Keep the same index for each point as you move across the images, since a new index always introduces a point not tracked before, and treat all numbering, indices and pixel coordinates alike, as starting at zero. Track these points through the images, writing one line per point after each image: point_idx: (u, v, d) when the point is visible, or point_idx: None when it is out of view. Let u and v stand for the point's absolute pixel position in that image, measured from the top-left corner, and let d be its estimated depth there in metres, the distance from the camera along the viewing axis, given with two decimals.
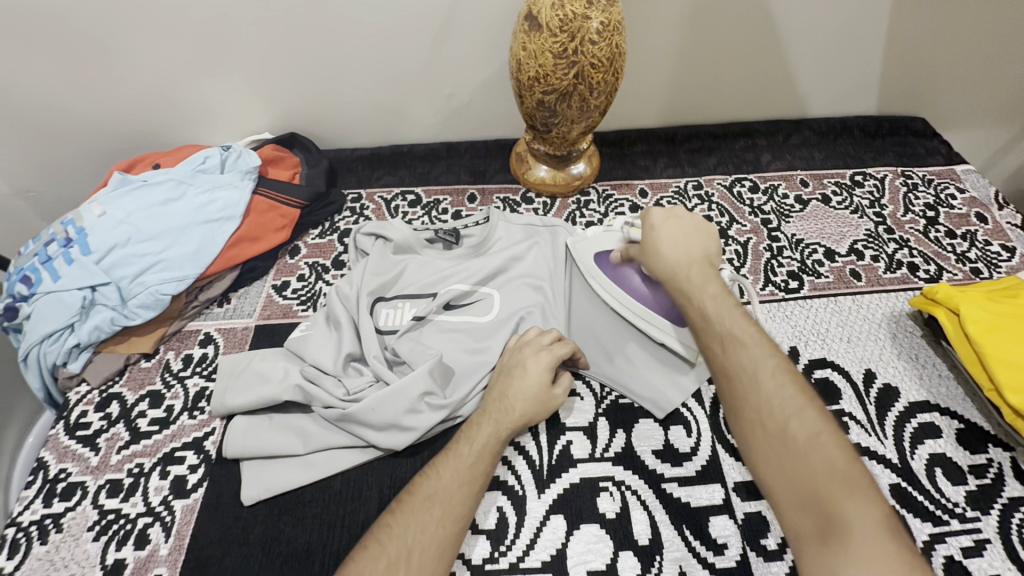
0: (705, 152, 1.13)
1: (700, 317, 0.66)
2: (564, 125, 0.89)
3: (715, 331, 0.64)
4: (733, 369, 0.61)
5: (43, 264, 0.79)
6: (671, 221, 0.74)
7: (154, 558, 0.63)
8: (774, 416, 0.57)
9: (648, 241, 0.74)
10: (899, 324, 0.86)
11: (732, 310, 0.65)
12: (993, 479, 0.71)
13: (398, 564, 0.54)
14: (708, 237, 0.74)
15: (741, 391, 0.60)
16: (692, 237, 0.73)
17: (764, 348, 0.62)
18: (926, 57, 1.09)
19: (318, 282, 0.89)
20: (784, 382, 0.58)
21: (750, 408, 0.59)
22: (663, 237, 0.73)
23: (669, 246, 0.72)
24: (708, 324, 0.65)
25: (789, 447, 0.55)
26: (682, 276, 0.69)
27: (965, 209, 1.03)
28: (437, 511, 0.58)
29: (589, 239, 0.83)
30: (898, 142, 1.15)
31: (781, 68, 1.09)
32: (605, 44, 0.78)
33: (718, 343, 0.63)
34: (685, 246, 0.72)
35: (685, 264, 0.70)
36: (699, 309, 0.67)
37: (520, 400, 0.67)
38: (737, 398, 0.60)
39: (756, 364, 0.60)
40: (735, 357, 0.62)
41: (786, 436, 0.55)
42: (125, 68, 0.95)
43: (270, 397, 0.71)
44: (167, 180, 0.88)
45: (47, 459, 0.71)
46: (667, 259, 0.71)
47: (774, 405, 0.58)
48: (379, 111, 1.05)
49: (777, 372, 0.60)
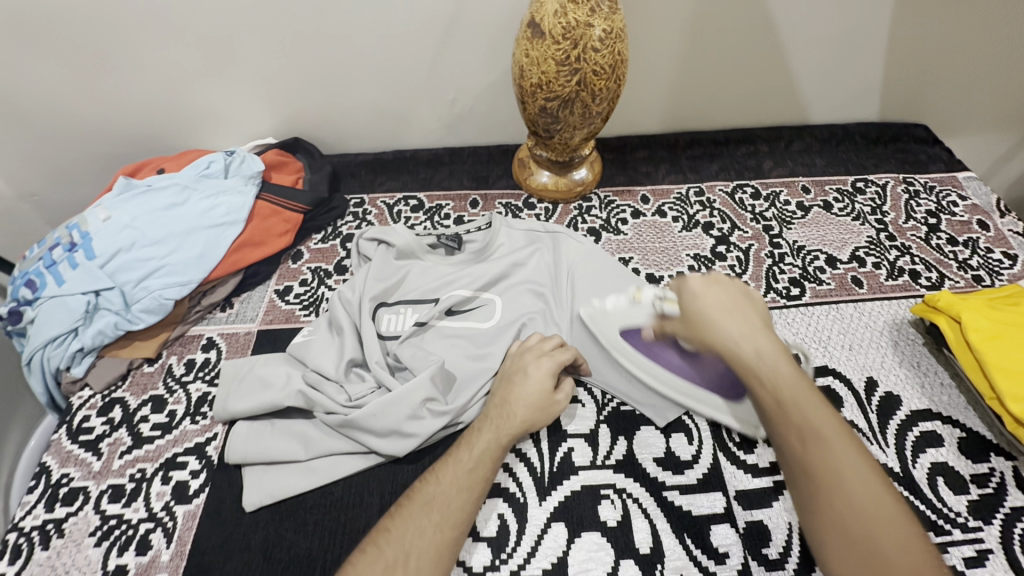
0: (707, 158, 1.13)
1: (772, 400, 0.59)
2: (566, 131, 0.89)
3: (791, 419, 0.57)
4: (815, 467, 0.54)
5: (47, 268, 0.79)
6: (716, 286, 0.69)
7: (155, 564, 0.63)
8: (865, 531, 0.50)
9: (694, 311, 0.68)
10: (901, 331, 0.86)
11: (807, 394, 0.58)
12: (995, 489, 0.71)
13: (396, 567, 0.54)
14: (758, 301, 0.68)
15: (826, 493, 0.53)
16: (747, 308, 0.67)
17: (847, 442, 0.55)
18: (928, 64, 1.09)
19: (320, 287, 0.90)
20: (871, 486, 0.52)
21: (838, 517, 0.52)
22: (715, 304, 0.67)
23: (724, 315, 0.66)
24: (782, 411, 0.58)
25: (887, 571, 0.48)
26: (749, 354, 0.62)
27: (967, 216, 1.03)
28: (435, 516, 0.58)
29: (610, 313, 0.80)
30: (900, 149, 1.15)
31: (783, 75, 1.10)
32: (607, 52, 0.78)
33: (796, 433, 0.56)
34: (742, 316, 0.66)
35: (746, 336, 0.64)
36: (770, 390, 0.60)
37: (521, 407, 0.67)
38: (820, 499, 0.53)
39: (841, 462, 0.54)
40: (817, 453, 0.55)
41: (884, 560, 0.49)
42: (130, 73, 0.96)
43: (273, 402, 0.71)
44: (171, 185, 0.88)
45: (50, 464, 0.71)
46: (725, 331, 0.65)
47: (865, 516, 0.51)
48: (382, 117, 1.06)
49: (865, 474, 0.53)
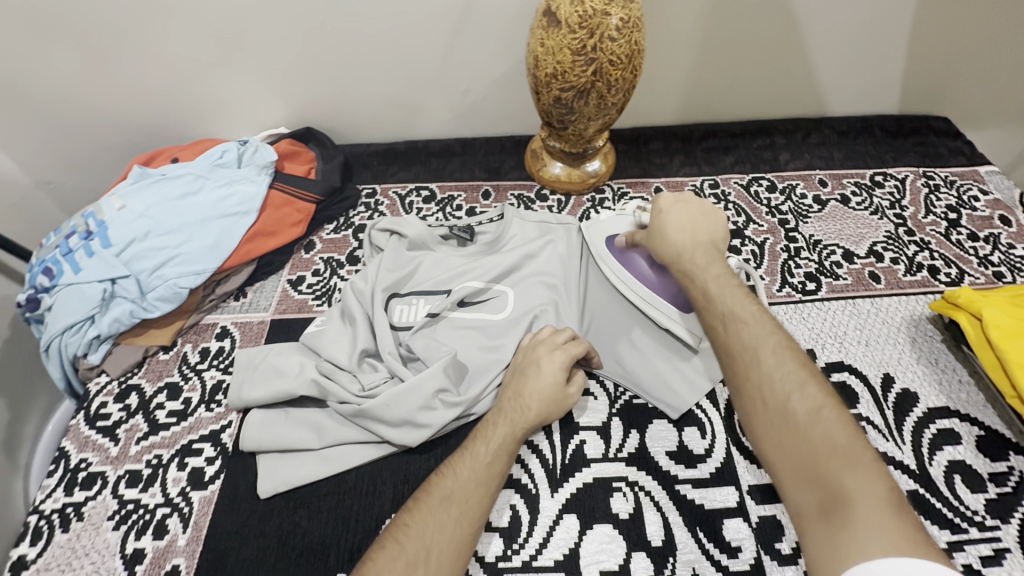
0: (722, 151, 1.12)
1: (703, 298, 0.70)
2: (581, 122, 0.88)
3: (717, 313, 0.68)
4: (735, 347, 0.64)
5: (64, 256, 0.80)
6: (679, 206, 0.78)
7: (172, 548, 0.64)
8: (773, 390, 0.59)
9: (655, 225, 0.77)
10: (919, 327, 0.85)
11: (734, 292, 0.69)
12: (1014, 488, 0.70)
13: (417, 563, 0.54)
14: (712, 222, 0.77)
15: (743, 369, 0.62)
16: (698, 223, 0.76)
17: (763, 327, 0.65)
18: (951, 55, 1.07)
19: (333, 277, 0.90)
20: (784, 360, 0.61)
21: (752, 385, 0.61)
22: (670, 220, 0.77)
23: (676, 229, 0.76)
24: (712, 307, 0.68)
25: (788, 421, 0.57)
26: (688, 258, 0.73)
27: (988, 211, 1.01)
28: (454, 510, 0.58)
29: (602, 223, 0.86)
30: (919, 142, 1.13)
31: (801, 67, 1.08)
32: (624, 41, 0.77)
33: (718, 322, 0.67)
34: (692, 232, 0.75)
35: (691, 247, 0.74)
36: (701, 292, 0.70)
37: (534, 401, 0.67)
38: (742, 377, 0.62)
39: (759, 342, 0.63)
40: (739, 338, 0.65)
41: (786, 410, 0.58)
42: (144, 62, 0.96)
43: (286, 391, 0.72)
44: (185, 174, 0.88)
45: (68, 448, 0.72)
46: (674, 243, 0.75)
47: (774, 380, 0.60)
48: (394, 106, 1.05)
49: (781, 351, 0.62)
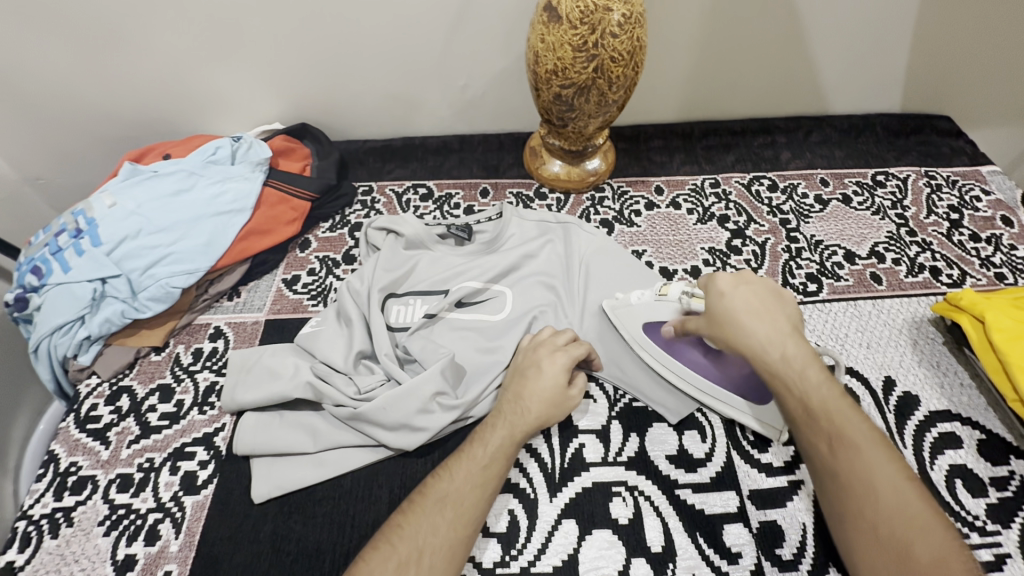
0: (723, 149, 1.10)
1: (800, 406, 0.59)
2: (581, 119, 0.87)
3: (823, 426, 0.57)
4: (845, 473, 0.55)
5: (53, 255, 0.78)
6: (745, 287, 0.66)
7: (165, 554, 0.63)
8: (892, 530, 0.51)
9: (722, 313, 0.65)
10: (920, 329, 0.85)
11: (842, 401, 0.57)
12: (1015, 493, 0.69)
13: (410, 564, 0.54)
14: (789, 303, 0.66)
15: (854, 499, 0.53)
16: (775, 308, 0.64)
17: (878, 449, 0.55)
18: (955, 54, 1.05)
19: (328, 277, 0.88)
20: (906, 496, 0.52)
21: (866, 524, 0.52)
22: (745, 307, 0.64)
23: (752, 317, 0.64)
24: (813, 416, 0.58)
25: (907, 568, 0.49)
26: (773, 357, 0.61)
27: (990, 211, 1.00)
28: (449, 512, 0.57)
29: (634, 307, 0.76)
30: (921, 141, 1.12)
31: (804, 64, 1.06)
32: (626, 38, 0.76)
33: (825, 442, 0.56)
34: (773, 319, 0.63)
35: (774, 341, 0.62)
36: (798, 398, 0.59)
37: (533, 403, 0.66)
38: (852, 505, 0.54)
39: (876, 471, 0.53)
40: (851, 462, 0.54)
41: (906, 556, 0.49)
42: (135, 56, 0.93)
43: (281, 394, 0.70)
44: (176, 171, 0.86)
45: (58, 452, 0.71)
46: (752, 335, 0.63)
47: (896, 522, 0.51)
48: (391, 101, 1.03)
49: (902, 485, 0.53)
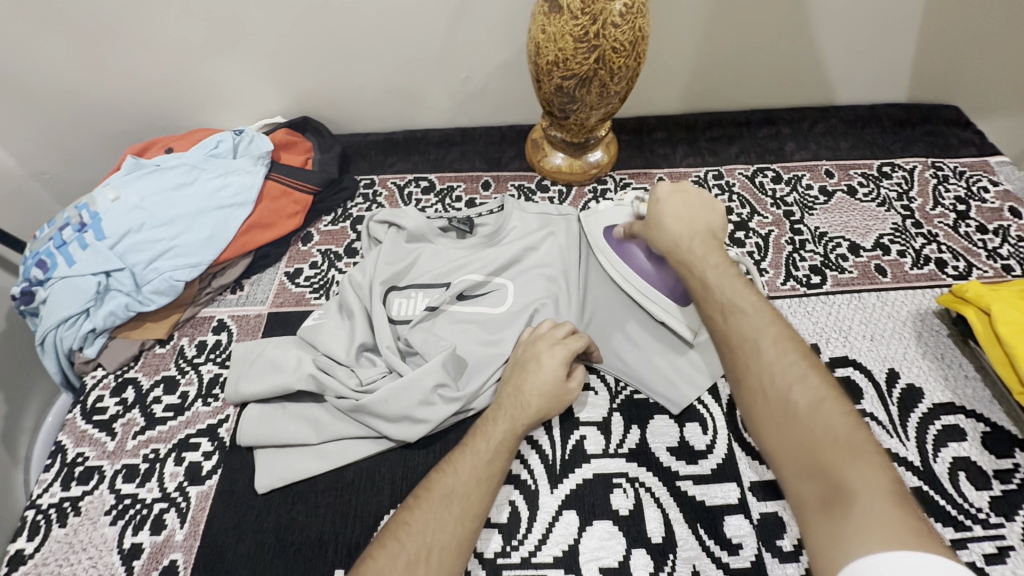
0: (727, 141, 1.10)
1: (702, 291, 0.64)
2: (583, 111, 0.86)
3: (716, 302, 0.62)
4: (733, 336, 0.58)
5: (58, 249, 0.79)
6: (677, 194, 0.74)
7: (170, 544, 0.64)
8: (774, 382, 0.53)
9: (653, 215, 0.73)
10: (925, 322, 0.84)
11: (733, 282, 0.63)
12: (1018, 485, 0.69)
13: (418, 561, 0.53)
14: (716, 215, 0.73)
15: (742, 360, 0.56)
16: (696, 212, 0.72)
17: (765, 316, 0.58)
18: (964, 43, 1.04)
19: (331, 270, 0.89)
20: (785, 349, 0.55)
21: (751, 375, 0.55)
22: (670, 211, 0.72)
23: (673, 220, 0.72)
24: (710, 293, 0.63)
25: (789, 415, 0.50)
26: (685, 247, 0.69)
27: (997, 203, 0.99)
28: (455, 508, 0.57)
29: (599, 214, 0.85)
30: (929, 132, 1.10)
31: (809, 54, 1.05)
32: (628, 27, 0.75)
33: (718, 313, 0.61)
34: (690, 221, 0.71)
35: (689, 236, 0.69)
36: (700, 282, 0.65)
37: (534, 397, 0.66)
38: (740, 368, 0.56)
39: (758, 331, 0.57)
40: (739, 328, 0.58)
41: (787, 402, 0.51)
42: (137, 50, 0.94)
43: (283, 386, 0.71)
44: (179, 165, 0.87)
45: (65, 443, 0.72)
46: (670, 233, 0.71)
47: (775, 369, 0.54)
48: (392, 93, 1.03)
49: (784, 342, 0.56)
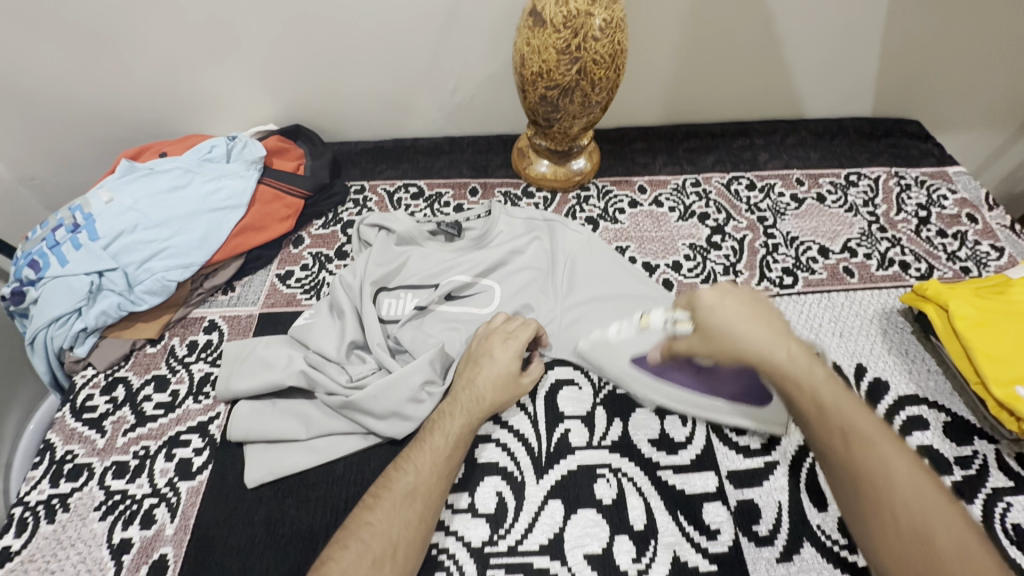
0: (704, 151, 1.15)
1: (812, 404, 0.57)
2: (566, 120, 0.90)
3: (834, 421, 0.56)
4: (862, 468, 0.53)
5: (50, 249, 0.80)
6: (728, 300, 0.65)
7: (160, 538, 0.64)
8: (912, 520, 0.50)
9: (710, 328, 0.65)
10: (890, 320, 0.89)
11: (849, 399, 0.57)
12: (978, 470, 0.73)
13: (385, 559, 0.56)
14: (771, 307, 0.66)
15: (871, 490, 0.52)
16: (763, 317, 0.64)
17: (891, 443, 0.54)
18: (921, 61, 1.11)
19: (321, 272, 0.91)
20: (922, 485, 0.52)
21: (887, 518, 0.51)
22: (734, 320, 0.63)
23: (747, 327, 0.62)
24: (823, 411, 0.57)
25: (932, 560, 0.48)
26: (778, 361, 0.60)
27: (956, 209, 1.05)
28: (418, 507, 0.60)
29: (614, 343, 0.79)
30: (892, 144, 1.17)
31: (779, 70, 1.11)
32: (607, 41, 0.80)
33: (839, 437, 0.55)
34: (769, 326, 0.63)
35: (776, 346, 0.61)
36: (810, 396, 0.58)
37: (487, 389, 0.70)
38: (866, 496, 0.53)
39: (890, 462, 0.53)
40: (866, 455, 0.54)
41: (930, 548, 0.48)
42: (132, 60, 0.96)
43: (274, 382, 0.72)
44: (173, 169, 0.88)
45: (54, 441, 0.72)
46: (754, 342, 0.61)
47: (915, 514, 0.50)
48: (383, 104, 1.06)
49: (920, 479, 0.52)
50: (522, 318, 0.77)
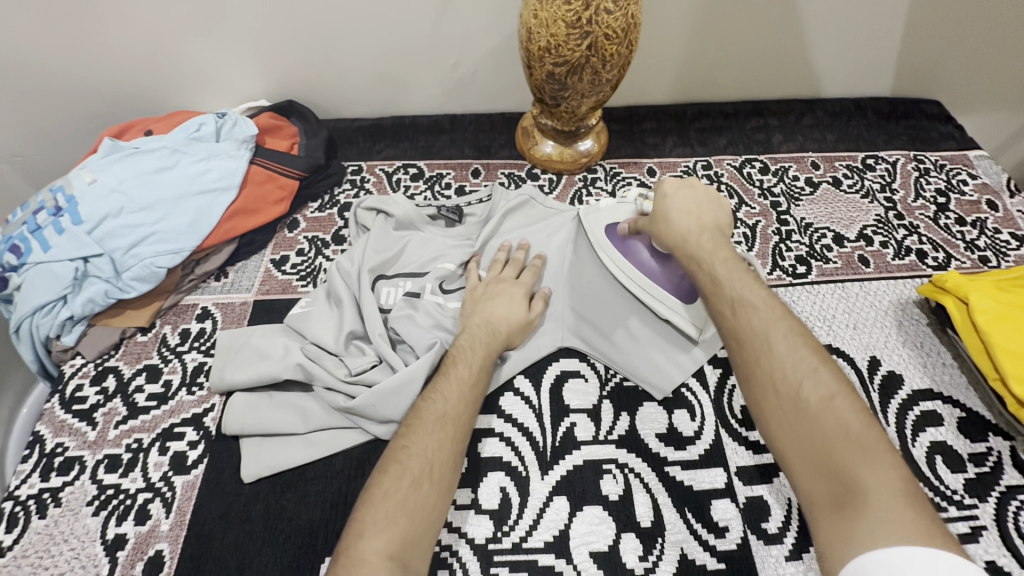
0: (716, 131, 1.10)
1: (710, 282, 0.65)
2: (574, 98, 0.85)
3: (726, 294, 0.63)
4: (747, 334, 0.60)
5: (31, 233, 0.76)
6: (684, 190, 0.74)
7: (155, 534, 0.63)
8: (785, 375, 0.56)
9: (658, 210, 0.74)
10: (906, 311, 0.86)
11: (744, 277, 0.64)
12: (992, 467, 0.71)
13: (423, 479, 0.56)
14: (721, 211, 0.73)
15: (751, 355, 0.58)
16: (702, 209, 0.72)
17: (776, 313, 0.60)
18: (947, 38, 1.05)
19: (318, 257, 0.87)
20: (798, 346, 0.57)
21: (761, 371, 0.57)
22: (676, 207, 0.72)
23: (679, 215, 0.72)
24: (719, 289, 0.64)
25: (799, 408, 0.53)
26: (694, 243, 0.69)
27: (976, 196, 1.01)
28: (449, 430, 0.60)
29: (600, 211, 0.85)
30: (912, 126, 1.12)
31: (798, 46, 1.05)
32: (620, 14, 0.75)
33: (728, 308, 0.62)
34: (697, 218, 0.71)
35: (697, 232, 0.70)
36: (709, 276, 0.65)
37: (504, 325, 0.72)
38: (748, 359, 0.59)
39: (770, 328, 0.59)
40: (749, 321, 0.60)
41: (798, 397, 0.54)
42: (114, 30, 0.90)
43: (270, 374, 0.70)
44: (159, 148, 0.84)
45: (44, 433, 0.70)
46: (679, 227, 0.71)
47: (787, 368, 0.56)
48: (381, 80, 1.01)
49: (800, 344, 0.57)
50: (511, 260, 0.80)
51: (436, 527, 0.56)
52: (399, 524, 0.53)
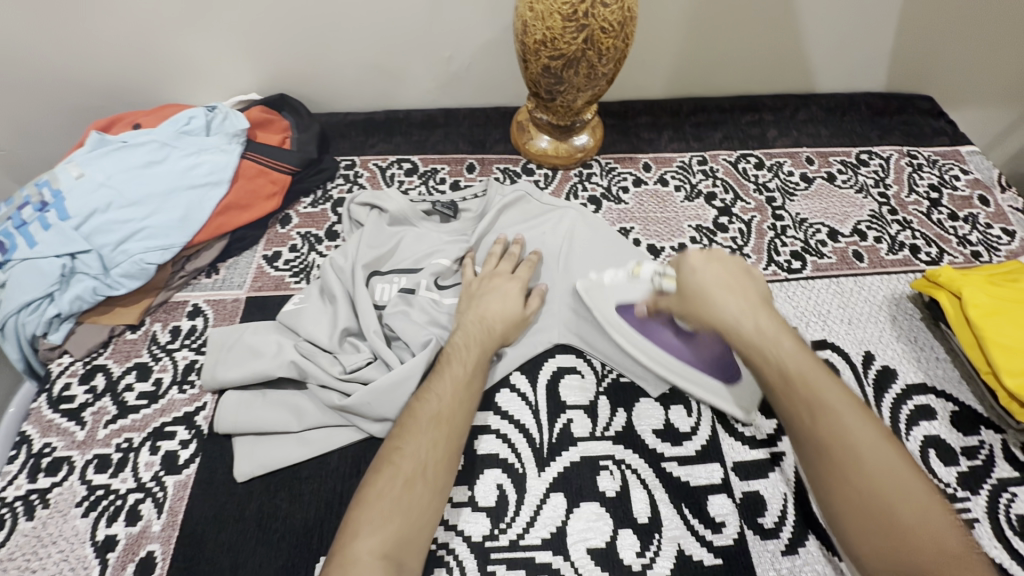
0: (711, 126, 1.10)
1: (779, 376, 0.58)
2: (570, 92, 0.85)
3: (801, 394, 0.57)
4: (829, 440, 0.55)
5: (17, 229, 0.75)
6: (716, 265, 0.65)
7: (147, 534, 0.62)
8: (880, 493, 0.52)
9: (694, 290, 0.64)
10: (899, 306, 0.86)
11: (815, 368, 0.58)
12: (984, 461, 0.72)
13: (415, 479, 0.55)
14: (757, 278, 0.66)
15: (839, 466, 0.54)
16: (743, 284, 0.64)
17: (855, 412, 0.56)
18: (940, 34, 1.06)
19: (311, 253, 0.86)
20: (884, 452, 0.53)
21: (851, 487, 0.53)
22: (712, 281, 0.64)
23: (725, 294, 0.63)
24: (791, 385, 0.57)
25: (894, 529, 0.50)
26: (751, 333, 0.60)
27: (968, 191, 1.02)
28: (443, 428, 0.59)
29: (606, 288, 0.78)
30: (905, 121, 1.12)
31: (793, 41, 1.05)
32: (617, 7, 0.74)
33: (807, 412, 0.56)
34: (744, 292, 0.63)
35: (750, 315, 0.61)
36: (779, 370, 0.58)
37: (498, 322, 0.71)
38: (833, 469, 0.54)
39: (853, 432, 0.54)
40: (833, 427, 0.55)
41: (894, 520, 0.51)
42: (100, 22, 0.88)
43: (263, 372, 0.69)
44: (147, 142, 0.82)
45: (31, 433, 0.69)
46: (725, 309, 0.62)
47: (879, 482, 0.52)
48: (373, 74, 1.00)
49: (883, 447, 0.54)
50: (507, 254, 0.79)
51: (432, 526, 0.55)
52: (392, 524, 0.53)
